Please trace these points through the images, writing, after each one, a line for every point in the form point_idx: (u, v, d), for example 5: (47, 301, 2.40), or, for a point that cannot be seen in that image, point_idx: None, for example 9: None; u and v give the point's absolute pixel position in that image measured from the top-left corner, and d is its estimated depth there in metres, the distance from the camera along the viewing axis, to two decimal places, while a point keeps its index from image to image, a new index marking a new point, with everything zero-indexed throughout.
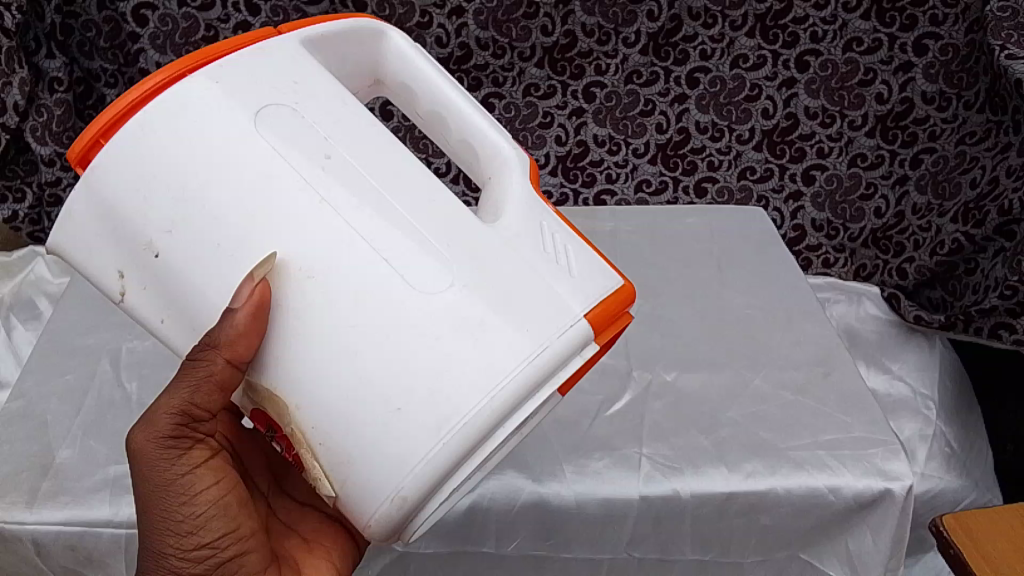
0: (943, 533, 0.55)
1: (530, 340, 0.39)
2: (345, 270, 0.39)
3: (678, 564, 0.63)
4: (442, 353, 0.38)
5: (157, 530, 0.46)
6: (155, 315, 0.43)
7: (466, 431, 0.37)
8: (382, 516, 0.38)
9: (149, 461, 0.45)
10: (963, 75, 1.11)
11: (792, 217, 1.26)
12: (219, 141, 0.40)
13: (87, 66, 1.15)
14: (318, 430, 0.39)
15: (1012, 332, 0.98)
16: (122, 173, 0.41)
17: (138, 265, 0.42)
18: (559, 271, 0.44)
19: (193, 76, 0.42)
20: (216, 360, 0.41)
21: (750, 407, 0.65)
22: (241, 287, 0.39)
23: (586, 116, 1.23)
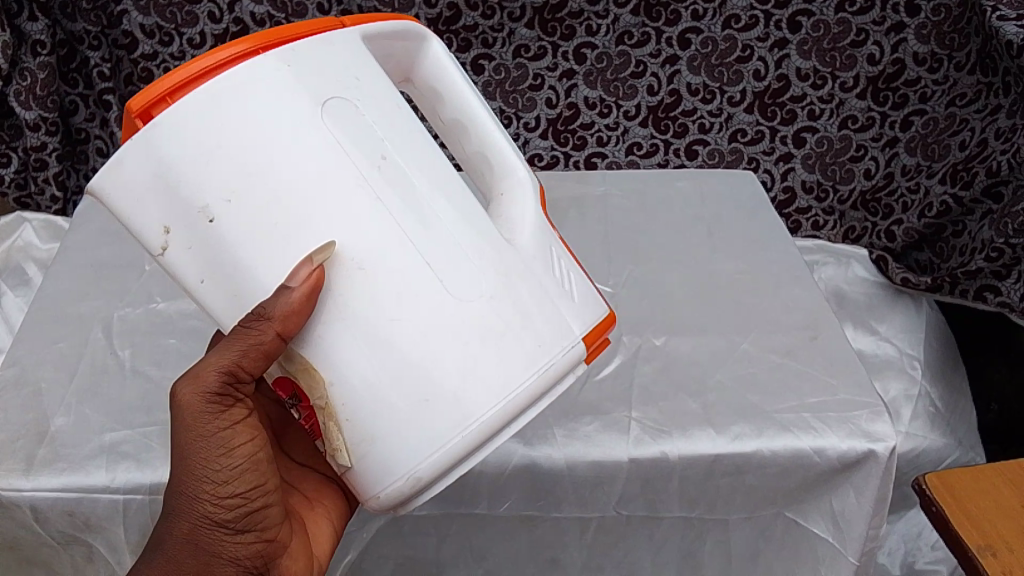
0: (926, 491, 0.56)
1: (542, 355, 0.43)
2: (391, 267, 0.40)
3: (665, 522, 0.64)
4: (471, 359, 0.41)
5: (192, 478, 0.46)
6: (194, 275, 0.42)
7: (481, 434, 0.41)
8: (392, 493, 0.42)
9: (193, 414, 0.45)
10: (955, 36, 1.11)
11: (782, 179, 1.25)
12: (287, 125, 0.39)
13: (70, 27, 1.17)
14: (348, 408, 0.42)
15: (997, 295, 1.03)
16: (182, 135, 0.38)
17: (186, 226, 0.40)
18: (565, 296, 0.46)
19: (273, 54, 0.40)
20: (268, 331, 0.41)
21: (738, 371, 0.66)
22: (298, 267, 0.39)
23: (577, 78, 1.23)
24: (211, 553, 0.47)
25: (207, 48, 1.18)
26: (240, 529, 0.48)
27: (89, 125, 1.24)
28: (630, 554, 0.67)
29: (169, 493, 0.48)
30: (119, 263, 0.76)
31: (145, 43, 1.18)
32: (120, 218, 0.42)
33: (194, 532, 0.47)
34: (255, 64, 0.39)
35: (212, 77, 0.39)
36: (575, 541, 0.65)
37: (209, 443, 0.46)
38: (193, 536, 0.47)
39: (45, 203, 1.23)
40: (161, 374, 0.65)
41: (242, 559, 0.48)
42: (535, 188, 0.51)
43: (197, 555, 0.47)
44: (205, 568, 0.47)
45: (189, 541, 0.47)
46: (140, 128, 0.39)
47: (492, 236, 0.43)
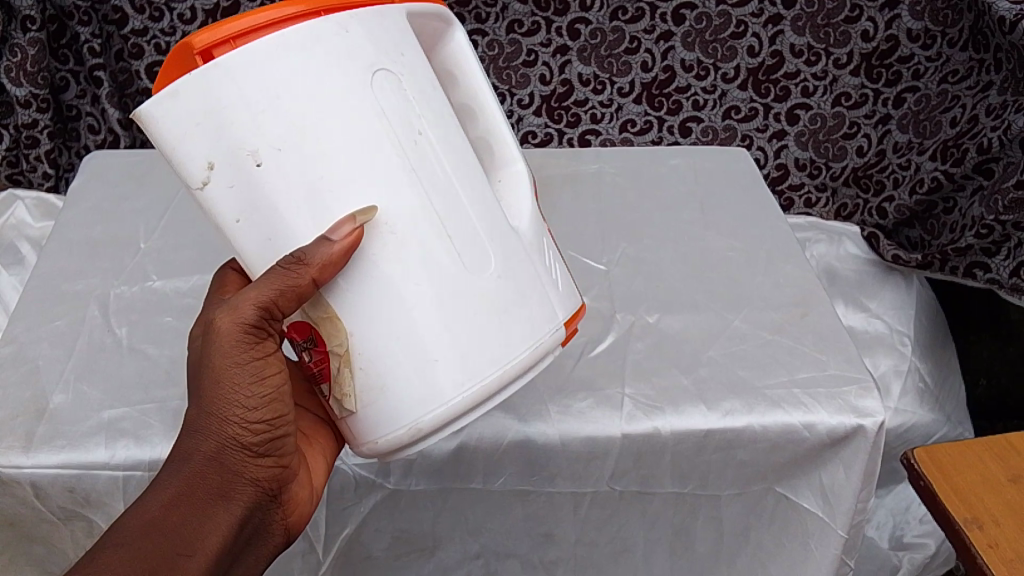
0: (914, 465, 0.57)
1: (537, 330, 0.44)
2: (416, 234, 0.41)
3: (658, 498, 0.65)
4: (479, 327, 0.42)
5: (222, 400, 0.46)
6: (231, 214, 0.41)
7: (479, 397, 0.43)
8: (390, 441, 0.44)
9: (227, 341, 0.45)
10: (949, 12, 1.10)
11: (775, 156, 1.26)
12: (341, 88, 0.39)
13: (60, 2, 1.16)
14: (363, 357, 0.42)
15: (986, 271, 1.04)
16: (241, 82, 0.38)
17: (232, 168, 0.39)
18: (554, 284, 0.48)
19: (336, 16, 0.39)
20: (302, 277, 0.40)
21: (729, 347, 0.66)
22: (341, 225, 0.39)
23: (571, 54, 1.22)
24: (231, 473, 0.46)
25: (198, 23, 1.18)
26: (260, 453, 0.47)
27: (80, 102, 1.24)
28: (624, 529, 0.68)
29: (193, 411, 0.46)
30: (114, 241, 0.76)
31: (135, 18, 1.18)
32: (162, 148, 0.40)
33: (218, 450, 0.46)
34: (319, 24, 0.39)
35: (274, 29, 0.39)
36: (569, 515, 0.66)
37: (240, 372, 0.45)
38: (218, 454, 0.46)
39: (36, 180, 1.23)
40: (158, 352, 0.65)
41: (260, 481, 0.48)
42: (530, 179, 0.53)
43: (220, 471, 0.46)
44: (226, 487, 0.46)
45: (212, 459, 0.46)
46: (200, 66, 0.38)
47: (503, 219, 0.45)
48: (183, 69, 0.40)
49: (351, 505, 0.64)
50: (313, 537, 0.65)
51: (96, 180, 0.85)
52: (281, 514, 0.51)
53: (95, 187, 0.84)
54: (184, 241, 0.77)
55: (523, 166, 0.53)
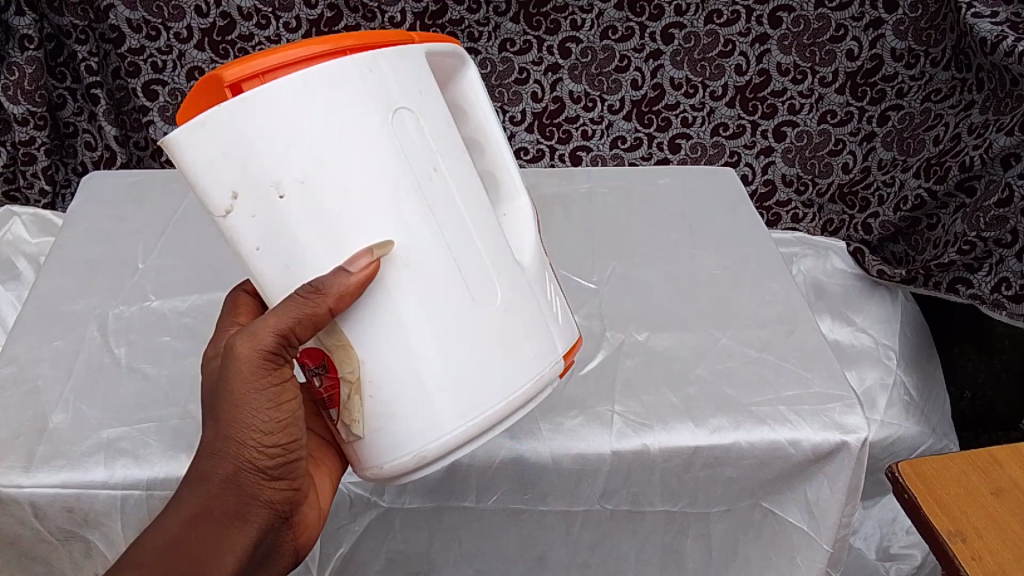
0: (898, 478, 0.58)
1: (537, 363, 0.46)
2: (430, 267, 0.42)
3: (647, 515, 0.66)
4: (484, 360, 0.44)
5: (239, 425, 0.46)
6: (252, 242, 0.42)
7: (481, 427, 0.44)
8: (396, 466, 0.45)
9: (246, 367, 0.45)
10: (931, 32, 1.13)
11: (763, 172, 1.29)
12: (362, 126, 0.41)
13: (57, 22, 1.17)
14: (375, 385, 0.44)
15: (969, 287, 1.07)
16: (268, 116, 0.39)
17: (256, 199, 0.41)
18: (553, 316, 0.50)
19: (361, 56, 0.41)
20: (321, 306, 0.41)
21: (717, 365, 0.68)
22: (359, 258, 0.41)
23: (562, 72, 1.24)
24: (246, 496, 0.47)
25: (194, 42, 1.21)
26: (275, 476, 0.48)
27: (77, 119, 1.26)
28: (615, 547, 0.69)
29: (209, 434, 0.47)
30: (113, 261, 0.78)
31: (132, 37, 1.20)
32: (188, 175, 0.42)
33: (234, 474, 0.46)
34: (346, 64, 0.40)
35: (300, 67, 0.40)
36: (561, 535, 0.67)
37: (258, 397, 0.46)
38: (234, 478, 0.46)
39: (34, 196, 1.26)
40: (156, 372, 0.66)
41: (274, 503, 0.48)
42: (533, 214, 0.55)
43: (236, 495, 0.46)
44: (241, 509, 0.47)
45: (228, 482, 0.46)
46: (229, 98, 0.40)
47: (509, 255, 0.47)
48: (210, 98, 0.41)
49: (347, 523, 0.65)
50: (310, 556, 0.66)
51: (94, 201, 0.86)
52: (292, 534, 0.51)
53: (93, 207, 0.85)
54: (182, 261, 0.78)
55: (527, 199, 0.55)
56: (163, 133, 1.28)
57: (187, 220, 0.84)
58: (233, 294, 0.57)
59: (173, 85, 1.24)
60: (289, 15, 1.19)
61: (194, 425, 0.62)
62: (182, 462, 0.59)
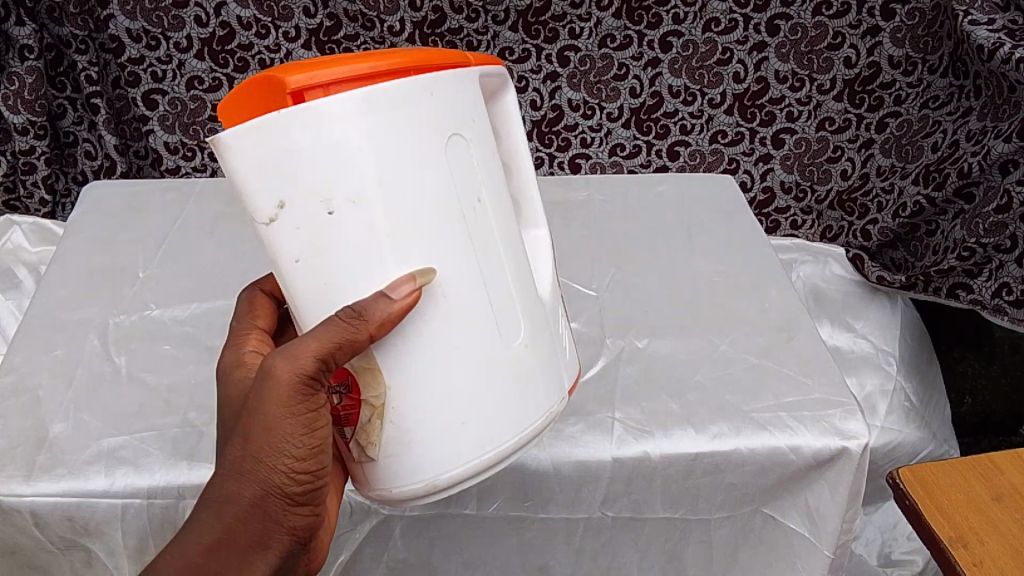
0: (899, 485, 0.59)
1: (547, 402, 0.47)
2: (462, 298, 0.42)
3: (648, 523, 0.66)
4: (504, 394, 0.44)
5: (271, 450, 0.44)
6: (292, 255, 0.41)
7: (493, 461, 0.44)
8: (406, 493, 0.45)
9: (281, 390, 0.42)
10: (929, 39, 1.14)
11: (762, 179, 1.29)
12: (418, 149, 0.40)
13: (57, 32, 1.18)
14: (397, 411, 0.43)
15: (969, 293, 1.08)
16: (328, 129, 0.38)
17: (303, 212, 0.39)
18: (562, 351, 0.50)
19: (425, 78, 0.40)
20: (361, 333, 0.39)
21: (717, 371, 0.68)
22: (401, 284, 0.40)
23: (560, 80, 1.25)
24: (272, 522, 0.45)
25: (194, 51, 1.21)
26: (300, 503, 0.46)
27: (77, 129, 1.26)
28: (616, 555, 0.69)
29: (235, 455, 0.44)
30: (112, 270, 0.78)
31: (132, 47, 1.20)
32: (235, 176, 0.40)
33: (261, 500, 0.44)
34: (411, 85, 0.39)
35: (366, 84, 0.39)
36: (562, 544, 0.67)
37: (291, 422, 0.44)
38: (261, 504, 0.44)
39: (33, 206, 1.26)
40: (157, 381, 0.66)
41: (296, 528, 0.47)
42: (551, 245, 0.55)
43: (262, 520, 0.45)
44: (265, 535, 0.45)
45: (254, 507, 0.44)
46: (290, 105, 0.38)
47: (531, 287, 0.47)
48: (266, 96, 0.40)
49: (349, 532, 0.65)
50: None
51: (93, 211, 0.86)
52: (305, 559, 0.51)
53: (93, 217, 0.85)
54: (182, 270, 0.78)
55: (545, 231, 0.55)
56: (162, 142, 1.28)
57: (187, 230, 0.84)
58: (251, 291, 0.58)
59: (173, 94, 1.24)
60: (288, 24, 1.19)
61: (195, 434, 0.62)
62: (183, 471, 0.59)
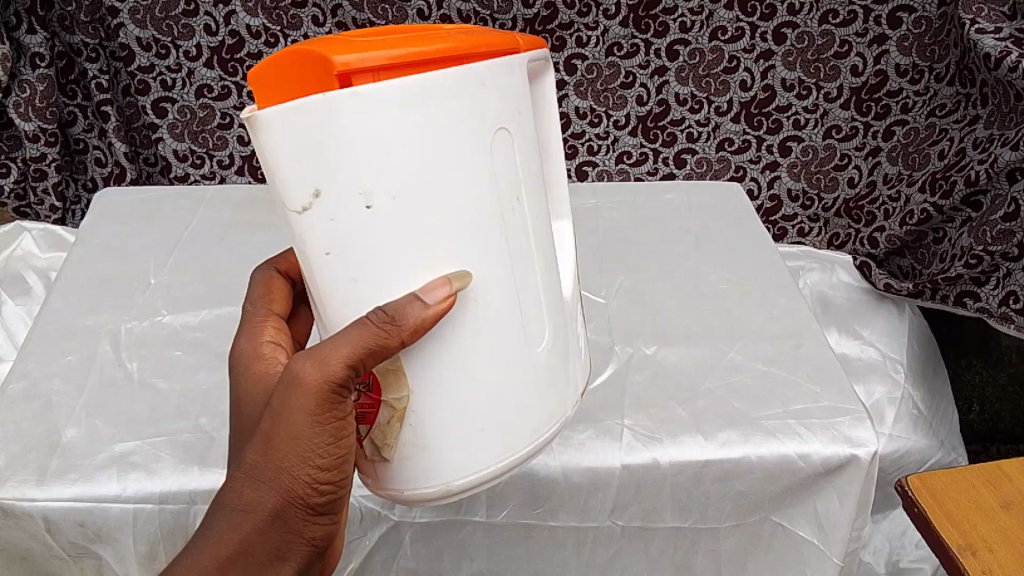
0: (908, 492, 0.58)
1: (564, 404, 0.47)
2: (490, 304, 0.42)
3: (657, 531, 0.66)
4: (523, 402, 0.44)
5: (296, 459, 0.44)
6: (325, 246, 0.40)
7: (507, 467, 0.45)
8: (420, 497, 0.45)
9: (309, 397, 0.42)
10: (936, 48, 1.14)
11: (769, 187, 1.30)
12: (465, 143, 0.39)
13: (68, 40, 1.19)
14: (420, 416, 0.43)
15: (976, 301, 1.08)
16: (374, 120, 0.37)
17: (339, 203, 0.39)
18: (581, 350, 0.51)
19: (479, 66, 0.38)
20: (392, 340, 0.40)
21: (726, 378, 0.68)
22: (434, 289, 0.40)
23: (568, 89, 1.25)
24: (291, 529, 0.46)
25: (203, 60, 1.22)
26: (321, 511, 0.47)
27: (88, 136, 1.27)
28: (626, 563, 0.69)
29: (257, 463, 0.45)
30: (124, 276, 0.78)
31: (142, 56, 1.21)
32: (272, 158, 0.40)
33: (283, 508, 0.45)
34: (463, 74, 0.38)
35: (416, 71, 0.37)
36: (572, 552, 0.68)
37: (317, 430, 0.44)
38: (282, 512, 0.45)
39: (44, 213, 1.27)
40: (168, 387, 0.67)
41: (313, 534, 0.48)
42: (572, 235, 0.56)
43: (281, 528, 0.45)
44: (284, 543, 0.46)
45: (275, 516, 0.45)
46: (336, 88, 0.37)
47: (557, 287, 0.47)
48: (310, 73, 0.38)
49: (358, 538, 0.65)
50: None
51: (104, 219, 0.87)
52: (323, 564, 0.51)
53: (105, 224, 0.86)
54: (193, 277, 0.79)
55: (568, 224, 0.56)
56: (171, 150, 1.29)
57: (197, 237, 0.85)
58: (266, 275, 0.58)
59: (182, 102, 1.25)
60: (297, 33, 1.20)
61: (206, 440, 0.62)
62: (194, 476, 0.60)
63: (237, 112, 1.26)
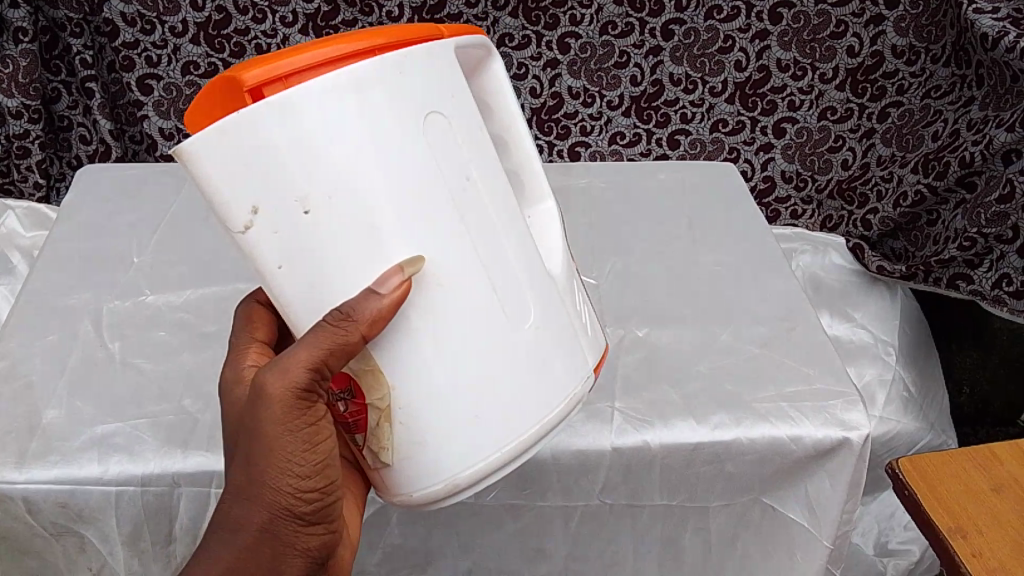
0: (899, 475, 0.58)
1: (567, 382, 0.45)
2: (462, 290, 0.41)
3: (647, 512, 0.66)
4: (519, 385, 0.43)
5: (276, 471, 0.43)
6: (273, 261, 0.40)
7: (514, 452, 0.43)
8: (431, 494, 0.44)
9: (277, 406, 0.42)
10: (933, 28, 1.13)
11: (762, 168, 1.29)
12: (396, 129, 0.38)
13: (52, 15, 1.17)
14: (407, 412, 0.42)
15: (969, 283, 1.08)
16: (297, 123, 0.37)
17: (279, 215, 0.38)
18: (581, 326, 0.49)
19: (394, 55, 0.39)
20: (353, 334, 0.39)
21: (718, 361, 0.68)
22: (388, 278, 0.39)
23: (561, 68, 1.24)
24: (284, 545, 0.45)
25: (189, 36, 1.20)
26: (313, 521, 0.46)
27: (72, 113, 1.25)
28: (615, 543, 0.68)
29: (240, 481, 0.44)
30: (107, 255, 0.77)
31: (126, 31, 1.19)
32: (202, 186, 0.39)
33: (271, 523, 0.44)
34: (380, 62, 0.38)
35: (326, 69, 0.38)
36: (561, 533, 0.67)
37: (291, 438, 0.43)
38: (271, 527, 0.44)
39: (28, 190, 1.25)
40: (151, 367, 0.66)
41: (309, 548, 0.46)
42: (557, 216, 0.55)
43: (272, 544, 0.44)
44: (277, 560, 0.45)
45: (264, 533, 0.44)
46: (250, 104, 0.37)
47: (540, 266, 0.46)
48: (226, 101, 0.39)
49: None
50: None
51: (87, 197, 0.85)
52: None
53: (88, 201, 0.84)
54: (178, 256, 0.77)
55: (552, 204, 0.55)
56: (157, 128, 1.26)
57: (183, 214, 0.83)
58: (247, 306, 0.56)
59: (168, 79, 1.23)
60: (285, 9, 1.18)
61: (190, 421, 0.61)
62: (177, 459, 0.59)
63: None
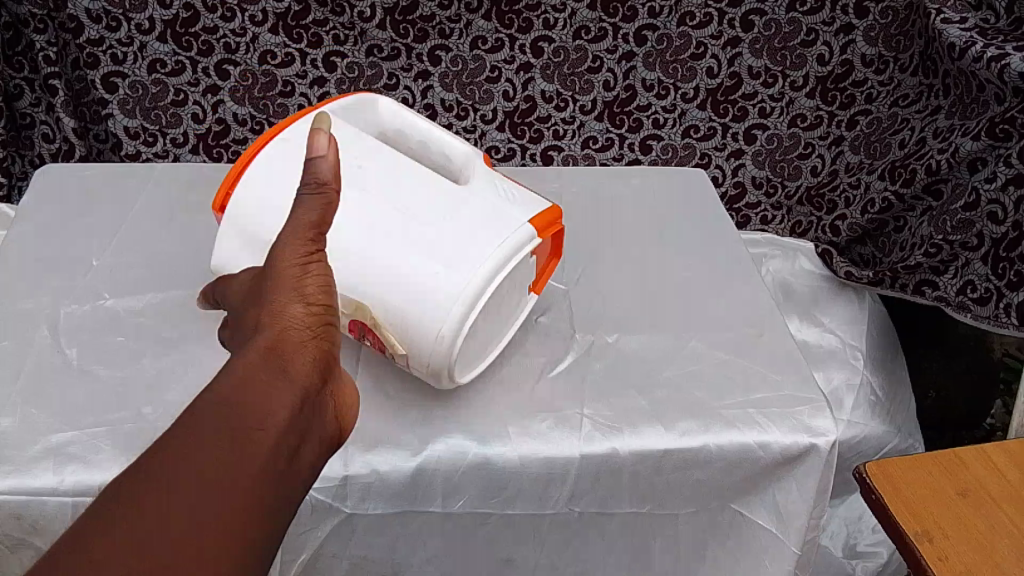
0: (866, 479, 0.58)
1: (503, 227, 0.57)
2: (385, 226, 0.56)
3: (615, 519, 0.65)
4: (456, 241, 0.56)
5: (289, 298, 0.42)
6: (254, 279, 0.51)
7: (473, 297, 0.54)
8: (432, 362, 0.57)
9: (293, 239, 0.44)
10: (901, 38, 1.16)
11: (733, 174, 1.28)
12: (306, 169, 0.58)
13: (15, 10, 1.14)
14: (390, 318, 0.56)
15: (935, 289, 1.08)
16: (263, 186, 0.58)
17: (242, 276, 0.49)
18: (508, 200, 0.60)
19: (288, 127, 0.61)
20: (327, 191, 0.45)
21: (686, 367, 0.67)
22: (315, 141, 0.45)
23: (534, 71, 1.24)
24: (291, 379, 0.39)
25: (157, 34, 1.18)
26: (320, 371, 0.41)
27: (35, 110, 1.22)
28: (584, 551, 0.68)
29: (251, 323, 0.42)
30: (66, 257, 0.75)
31: (91, 28, 1.17)
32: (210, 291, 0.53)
33: (279, 348, 0.40)
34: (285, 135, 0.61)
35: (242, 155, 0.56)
36: (529, 542, 0.66)
37: (304, 273, 0.43)
38: (277, 351, 0.40)
39: None
40: (110, 373, 0.64)
41: (318, 393, 0.40)
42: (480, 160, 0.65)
43: (278, 373, 0.39)
44: (281, 390, 0.38)
45: (271, 357, 0.40)
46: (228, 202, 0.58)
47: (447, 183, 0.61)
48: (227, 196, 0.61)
49: (308, 530, 0.62)
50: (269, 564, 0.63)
51: (44, 198, 0.83)
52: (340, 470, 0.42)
53: (46, 202, 0.82)
54: (140, 259, 0.76)
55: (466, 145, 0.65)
56: (122, 127, 1.23)
57: (145, 216, 0.81)
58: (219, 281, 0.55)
59: (134, 77, 1.21)
60: (255, 8, 1.18)
61: (150, 429, 0.60)
62: None
63: (192, 89, 1.22)
